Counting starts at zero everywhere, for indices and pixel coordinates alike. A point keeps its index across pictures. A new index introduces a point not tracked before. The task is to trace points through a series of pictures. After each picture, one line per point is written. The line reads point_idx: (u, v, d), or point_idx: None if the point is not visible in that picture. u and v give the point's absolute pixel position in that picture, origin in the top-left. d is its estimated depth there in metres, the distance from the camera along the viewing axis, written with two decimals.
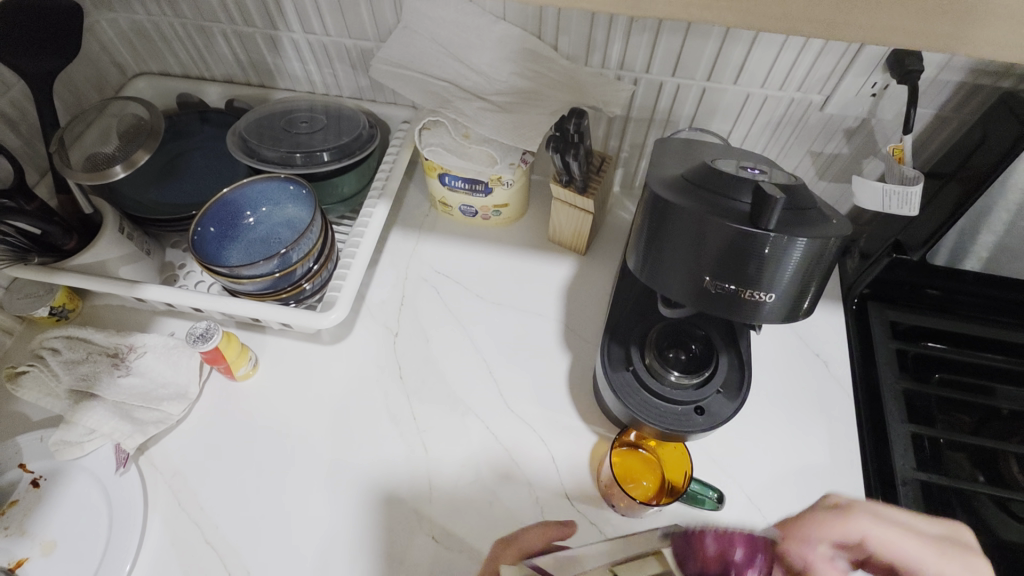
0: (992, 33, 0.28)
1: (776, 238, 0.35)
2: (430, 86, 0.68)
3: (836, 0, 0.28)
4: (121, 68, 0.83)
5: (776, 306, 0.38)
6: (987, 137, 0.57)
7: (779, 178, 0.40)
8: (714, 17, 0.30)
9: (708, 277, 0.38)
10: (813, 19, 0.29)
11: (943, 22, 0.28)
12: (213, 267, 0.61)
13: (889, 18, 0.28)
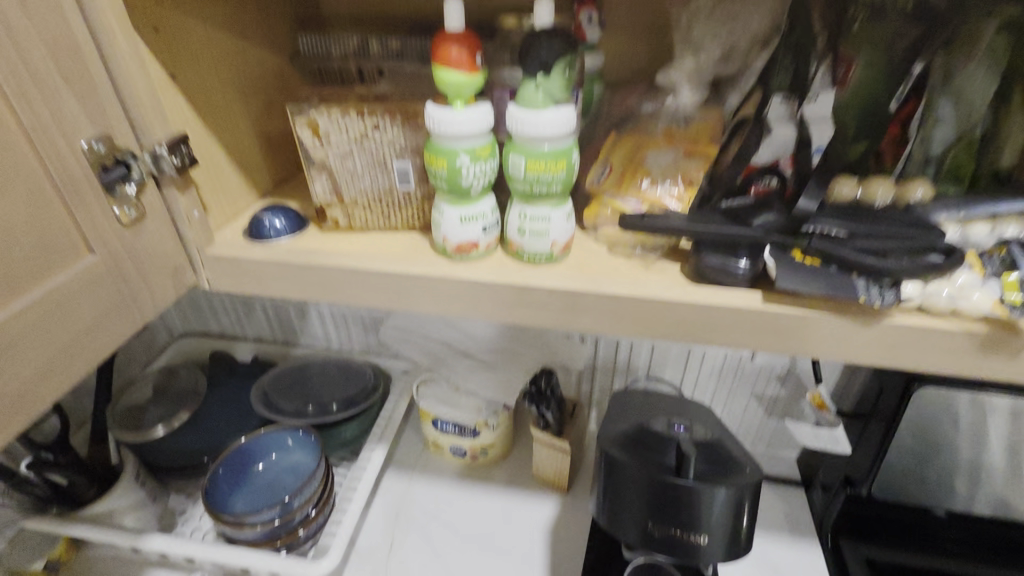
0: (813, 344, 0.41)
1: (698, 488, 0.43)
2: (429, 346, 0.83)
3: (701, 325, 0.41)
4: (170, 331, 1.01)
5: (715, 548, 0.44)
6: (884, 387, 0.67)
7: (701, 434, 0.50)
8: (625, 332, 0.43)
9: (653, 524, 0.44)
10: (692, 333, 0.42)
11: (779, 337, 0.41)
12: (220, 516, 0.67)
13: (741, 335, 0.41)
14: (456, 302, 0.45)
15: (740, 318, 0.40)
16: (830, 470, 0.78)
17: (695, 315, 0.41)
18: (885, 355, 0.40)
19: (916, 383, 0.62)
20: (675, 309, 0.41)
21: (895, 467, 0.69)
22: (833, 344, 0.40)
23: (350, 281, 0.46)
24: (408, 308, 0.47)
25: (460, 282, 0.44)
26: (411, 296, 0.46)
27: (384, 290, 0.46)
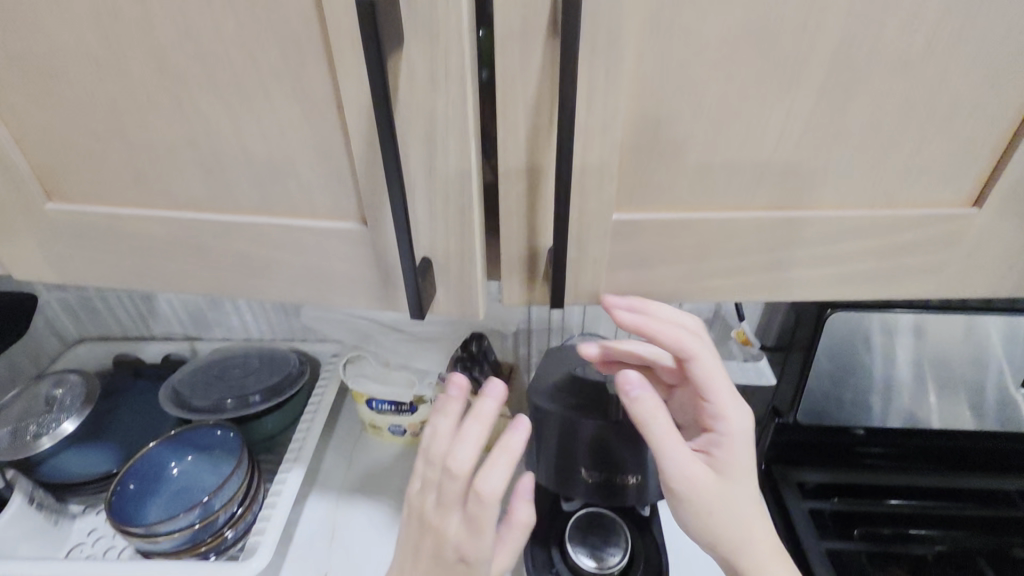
0: (717, 277, 0.40)
1: (625, 427, 0.51)
2: (353, 324, 0.75)
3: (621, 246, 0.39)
4: (61, 336, 0.90)
5: (643, 483, 0.53)
6: (801, 317, 0.69)
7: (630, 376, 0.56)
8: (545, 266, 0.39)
9: (587, 469, 0.53)
10: (597, 278, 0.40)
11: (683, 274, 0.40)
12: (127, 528, 0.60)
13: (663, 255, 0.39)
14: (354, 268, 0.41)
15: (646, 252, 0.39)
16: (759, 402, 0.81)
17: (600, 258, 0.39)
18: (786, 278, 0.41)
19: (830, 309, 0.65)
20: (580, 254, 0.39)
21: (820, 395, 0.71)
22: (735, 272, 0.40)
23: (234, 253, 0.42)
24: (300, 280, 0.43)
25: (358, 251, 0.40)
26: (304, 267, 0.42)
27: (276, 263, 0.42)
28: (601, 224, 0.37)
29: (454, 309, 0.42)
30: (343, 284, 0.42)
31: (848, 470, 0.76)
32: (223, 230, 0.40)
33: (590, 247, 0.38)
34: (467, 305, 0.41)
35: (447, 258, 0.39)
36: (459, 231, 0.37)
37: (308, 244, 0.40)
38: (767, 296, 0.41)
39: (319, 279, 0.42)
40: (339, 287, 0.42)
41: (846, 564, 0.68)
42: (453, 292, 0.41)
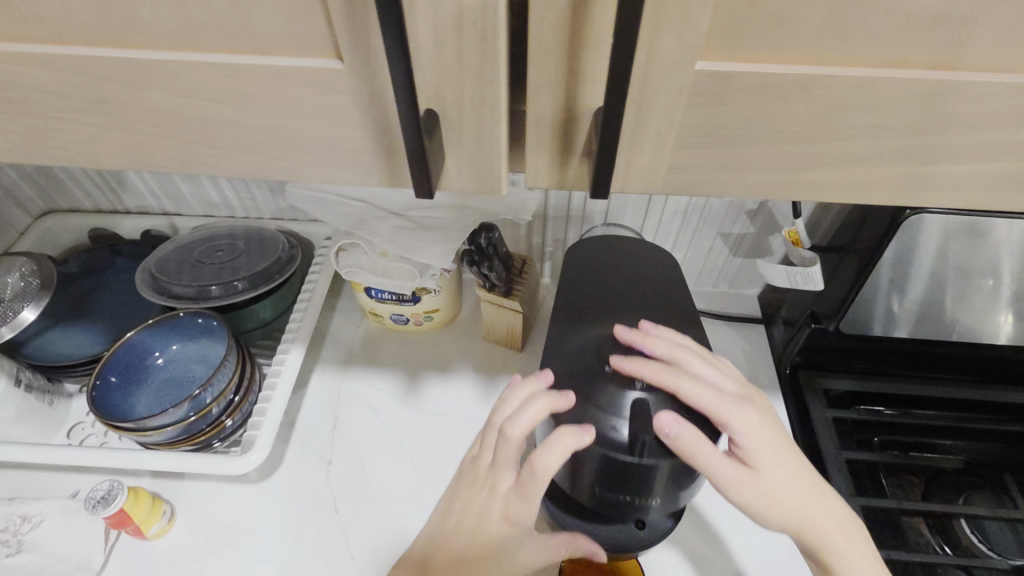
0: (850, 171, 0.26)
1: (651, 471, 0.40)
2: (346, 207, 0.66)
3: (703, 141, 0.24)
4: (25, 209, 0.80)
5: (664, 499, 0.44)
6: (867, 216, 0.59)
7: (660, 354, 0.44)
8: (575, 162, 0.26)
9: (598, 487, 0.43)
10: (658, 163, 0.26)
11: (786, 165, 0.26)
12: (116, 422, 0.57)
13: (762, 156, 0.25)
14: (306, 137, 0.28)
15: (743, 118, 0.24)
16: (795, 304, 0.74)
17: (666, 129, 0.24)
18: (950, 177, 0.26)
19: (908, 211, 0.55)
20: (643, 117, 0.24)
21: (868, 300, 0.64)
22: (871, 166, 0.26)
23: (133, 115, 0.28)
24: (241, 153, 0.30)
25: (311, 111, 0.27)
26: (233, 131, 0.28)
27: (194, 120, 0.28)
28: (677, 78, 0.23)
29: (468, 185, 0.29)
30: (294, 163, 0.30)
31: (879, 379, 0.71)
32: (95, 75, 0.27)
33: (654, 109, 0.24)
34: (483, 179, 0.28)
35: (445, 121, 0.26)
36: (467, 68, 0.24)
37: (230, 95, 0.27)
38: (911, 201, 0.27)
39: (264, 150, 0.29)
40: (288, 166, 0.30)
41: (863, 472, 0.66)
42: (464, 160, 0.28)
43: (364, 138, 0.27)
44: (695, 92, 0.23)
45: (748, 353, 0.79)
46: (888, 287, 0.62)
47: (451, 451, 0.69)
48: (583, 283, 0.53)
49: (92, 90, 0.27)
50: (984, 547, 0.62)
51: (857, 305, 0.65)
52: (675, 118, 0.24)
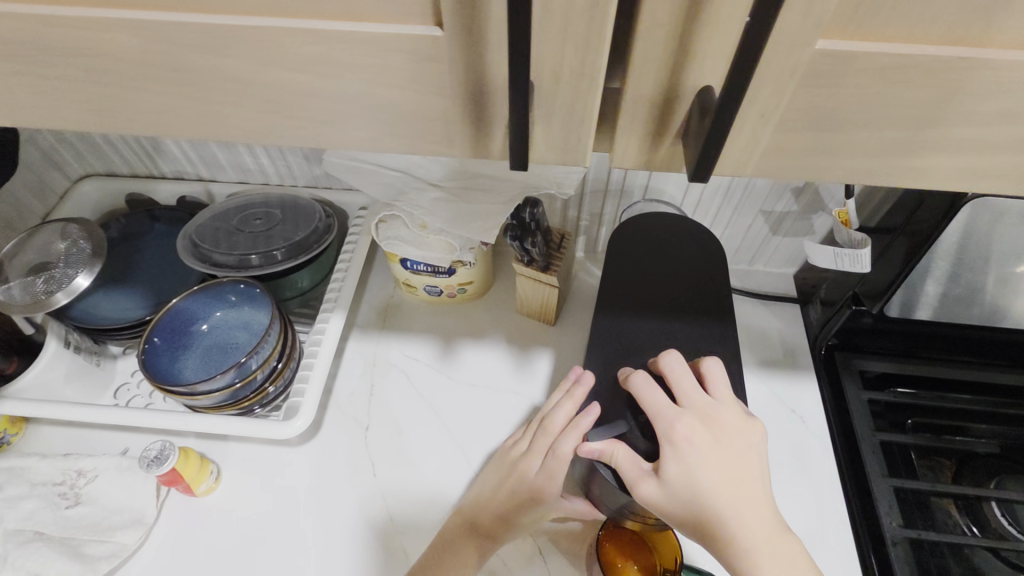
0: (969, 159, 0.24)
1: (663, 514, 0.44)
2: (385, 177, 0.66)
3: (807, 121, 0.23)
4: (65, 173, 0.80)
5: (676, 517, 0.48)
6: (926, 195, 0.57)
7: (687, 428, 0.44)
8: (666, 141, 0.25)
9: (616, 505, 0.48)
10: (755, 146, 0.24)
11: (895, 152, 0.24)
12: (166, 386, 0.58)
13: (874, 141, 0.24)
14: (379, 106, 0.25)
15: (856, 102, 0.22)
16: (835, 284, 0.72)
17: (771, 112, 0.23)
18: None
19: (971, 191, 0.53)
20: (749, 98, 0.23)
21: (914, 283, 0.63)
22: (996, 154, 0.24)
23: (190, 82, 0.25)
24: (307, 124, 0.27)
25: (396, 80, 0.24)
26: (296, 100, 0.25)
27: (257, 88, 0.25)
28: (792, 59, 0.21)
29: (553, 159, 0.26)
30: (362, 134, 0.27)
31: (914, 362, 0.71)
32: (150, 38, 0.24)
33: (761, 92, 0.22)
34: (571, 151, 0.26)
35: (539, 92, 0.23)
36: (570, 37, 0.21)
37: (296, 59, 0.24)
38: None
39: (332, 119, 0.26)
40: (354, 141, 0.27)
41: (895, 453, 0.67)
42: (555, 132, 0.25)
43: (444, 110, 0.25)
44: (808, 74, 0.22)
45: (783, 332, 0.78)
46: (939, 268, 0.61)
47: (485, 421, 0.71)
48: (619, 272, 0.54)
49: (145, 54, 0.24)
50: (1013, 531, 0.63)
51: (904, 287, 0.63)
52: (781, 100, 0.23)
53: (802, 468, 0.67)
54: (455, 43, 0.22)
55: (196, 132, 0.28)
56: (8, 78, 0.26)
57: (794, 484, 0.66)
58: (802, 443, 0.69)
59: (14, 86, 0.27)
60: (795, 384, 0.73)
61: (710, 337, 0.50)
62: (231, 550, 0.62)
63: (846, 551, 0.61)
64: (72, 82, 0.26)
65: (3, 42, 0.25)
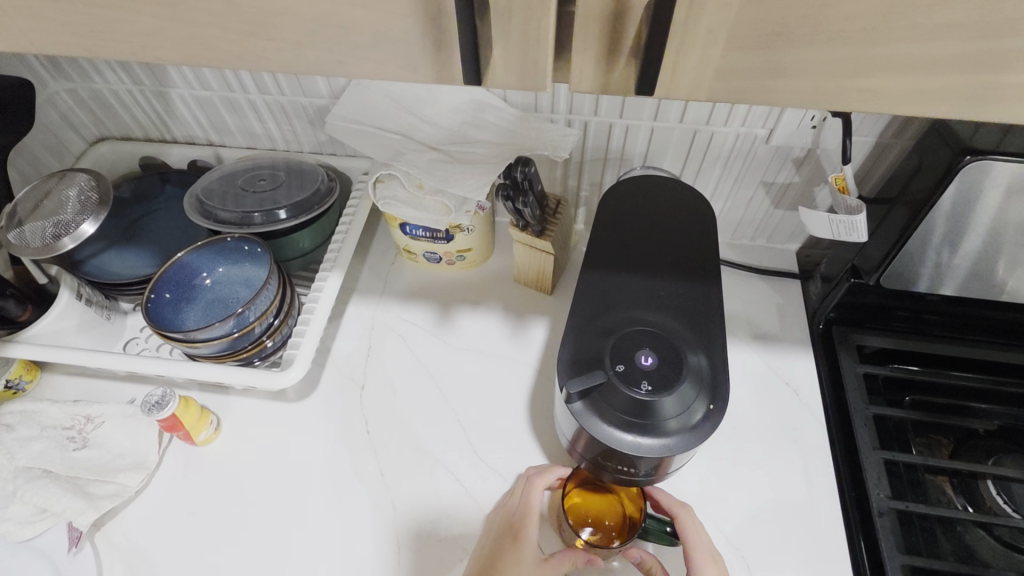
0: (920, 78, 0.25)
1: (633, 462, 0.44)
2: (384, 139, 0.67)
3: (757, 36, 0.24)
4: (82, 134, 0.83)
5: (652, 470, 0.48)
6: (923, 163, 0.57)
7: (660, 380, 0.44)
8: (621, 59, 0.25)
9: (591, 454, 0.48)
10: (707, 65, 0.25)
11: (846, 69, 0.25)
12: (168, 333, 0.61)
13: (821, 60, 0.24)
14: (347, 25, 0.26)
15: (802, 14, 0.23)
16: (835, 260, 0.72)
17: (719, 27, 0.24)
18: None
19: (968, 156, 0.52)
20: (696, 12, 0.23)
21: (913, 255, 0.61)
22: (944, 70, 0.24)
23: (168, 2, 0.27)
24: (280, 47, 0.28)
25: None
26: (268, 20, 0.26)
27: (229, 8, 0.26)
28: None
29: (514, 82, 0.27)
30: (330, 56, 0.27)
31: (912, 339, 0.70)
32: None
33: (708, 3, 0.23)
34: (532, 74, 0.27)
35: (496, 5, 0.24)
36: None
37: None
38: (979, 117, 0.26)
39: (301, 40, 0.27)
40: (324, 65, 0.28)
41: (890, 429, 0.65)
42: (513, 52, 0.26)
43: (408, 30, 0.26)
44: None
45: (782, 308, 0.77)
46: (938, 240, 0.60)
47: (479, 385, 0.72)
48: (607, 231, 0.54)
49: None
50: (1009, 509, 0.61)
51: (903, 259, 0.62)
52: (728, 13, 0.23)
53: (793, 439, 0.67)
54: None
55: (176, 55, 0.29)
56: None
57: (782, 454, 0.66)
58: (794, 416, 0.69)
59: (7, 9, 0.28)
60: (790, 358, 0.73)
61: (695, 297, 0.49)
62: (226, 497, 0.65)
63: (832, 521, 0.61)
64: (61, 4, 0.28)
65: None
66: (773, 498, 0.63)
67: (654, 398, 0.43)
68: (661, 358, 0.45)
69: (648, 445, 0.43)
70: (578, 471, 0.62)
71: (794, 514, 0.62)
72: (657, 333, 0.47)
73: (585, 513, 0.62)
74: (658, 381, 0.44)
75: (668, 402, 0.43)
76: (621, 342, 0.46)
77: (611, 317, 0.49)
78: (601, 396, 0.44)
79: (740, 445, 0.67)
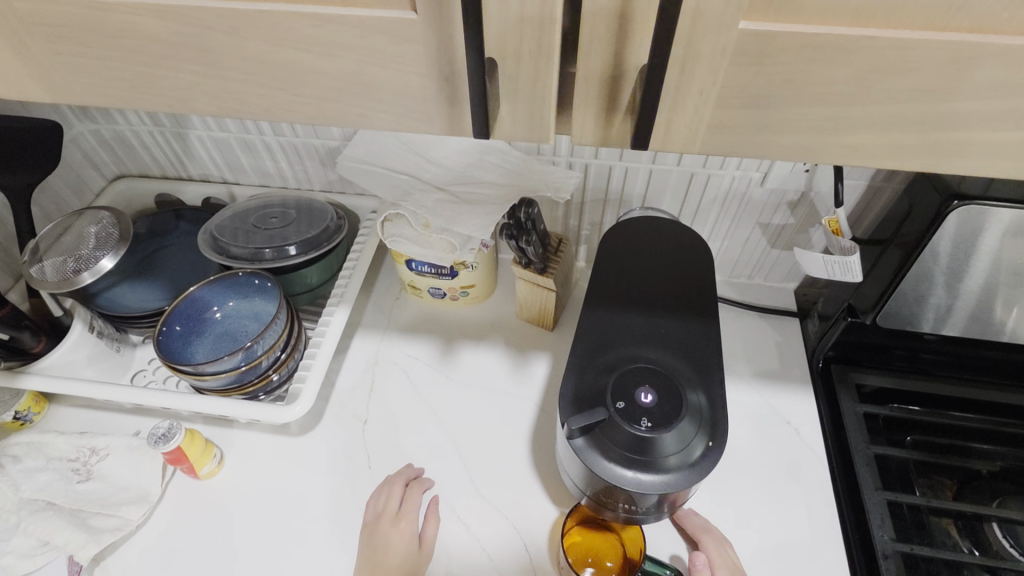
0: (895, 134, 0.27)
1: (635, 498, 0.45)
2: (393, 179, 0.70)
3: (742, 97, 0.26)
4: (101, 172, 0.86)
5: (653, 508, 0.48)
6: (914, 208, 0.59)
7: (660, 417, 0.45)
8: (617, 118, 0.28)
9: (593, 492, 0.49)
10: (698, 121, 0.27)
11: (826, 127, 0.27)
12: (178, 365, 0.62)
13: (801, 120, 0.27)
14: (368, 83, 0.29)
15: (782, 78, 0.25)
16: (832, 298, 0.73)
17: (708, 89, 0.26)
18: (1000, 145, 0.26)
19: (955, 201, 0.54)
20: (687, 75, 0.26)
21: (907, 294, 0.63)
22: (917, 130, 0.26)
23: (206, 61, 0.29)
24: (306, 102, 0.30)
25: (380, 58, 0.27)
26: (296, 78, 0.29)
27: (261, 67, 0.29)
28: (719, 39, 0.24)
29: (521, 134, 0.30)
30: (352, 110, 0.30)
31: (910, 378, 0.70)
32: (172, 21, 0.28)
33: (698, 68, 0.25)
34: (536, 127, 0.29)
35: (503, 68, 0.27)
36: (526, 17, 0.24)
37: (295, 39, 0.27)
38: (952, 170, 0.28)
39: (325, 95, 0.30)
40: (346, 117, 0.30)
41: (892, 469, 0.65)
42: (520, 108, 0.28)
43: (424, 88, 0.28)
44: (739, 52, 0.25)
45: (781, 345, 0.78)
46: (929, 281, 0.61)
47: (481, 421, 0.72)
48: (606, 270, 0.56)
49: (170, 36, 0.28)
50: (1015, 553, 0.60)
51: (898, 300, 0.64)
52: (716, 77, 0.25)
53: (796, 478, 0.67)
54: (431, 26, 0.26)
55: (209, 107, 0.32)
56: (53, 57, 0.31)
57: (784, 494, 0.66)
58: (796, 455, 0.69)
59: (58, 65, 0.31)
60: (791, 395, 0.73)
61: (693, 335, 0.51)
62: (226, 533, 0.64)
63: (838, 565, 0.61)
64: (105, 61, 0.30)
65: (52, 25, 0.29)
66: (775, 538, 0.63)
67: (653, 434, 0.44)
68: (661, 395, 0.46)
69: (647, 481, 0.43)
70: (579, 506, 0.62)
71: (797, 555, 0.61)
72: (657, 371, 0.48)
73: (585, 556, 0.61)
74: (659, 419, 0.45)
75: (668, 439, 0.44)
76: (622, 380, 0.47)
77: (612, 355, 0.50)
78: (602, 432, 0.45)
79: (742, 484, 0.67)
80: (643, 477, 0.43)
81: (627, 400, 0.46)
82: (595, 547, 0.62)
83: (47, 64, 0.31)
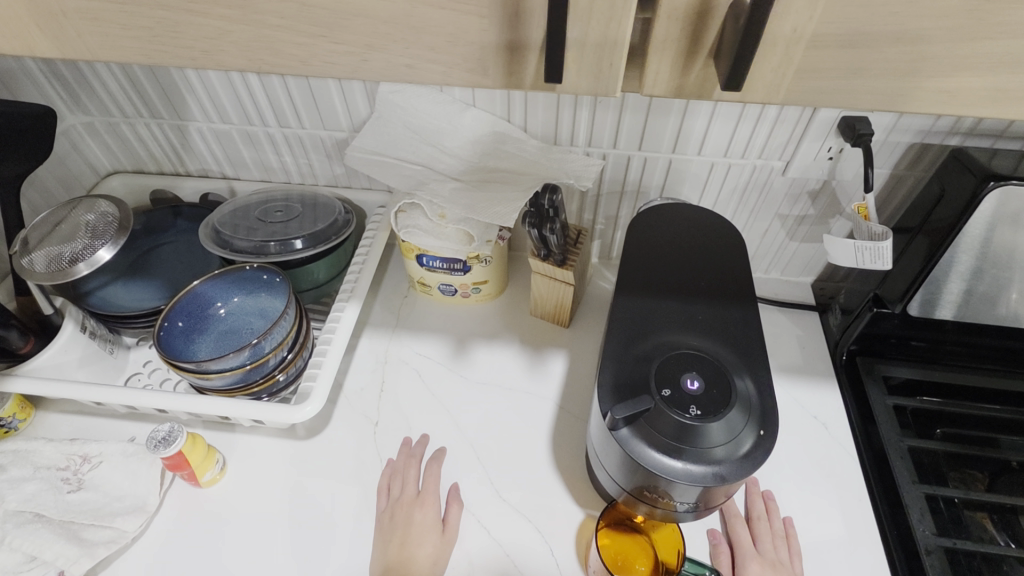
0: (969, 77, 0.27)
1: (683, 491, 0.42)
2: (405, 170, 0.67)
3: (824, 40, 0.26)
4: (93, 168, 0.82)
5: (696, 505, 0.46)
6: (946, 192, 0.58)
7: (709, 405, 0.42)
8: (694, 66, 0.28)
9: (634, 488, 0.46)
10: (784, 65, 0.27)
11: (898, 69, 0.27)
12: (178, 363, 0.58)
13: (875, 62, 0.27)
14: (424, 28, 0.28)
15: (866, 16, 0.25)
16: (854, 292, 0.72)
17: (800, 28, 0.26)
18: None
19: (991, 182, 0.53)
20: (778, 12, 0.25)
21: (938, 283, 0.61)
22: (989, 74, 0.27)
23: (242, 5, 0.28)
24: (347, 51, 0.29)
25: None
26: (339, 22, 0.28)
27: (302, 11, 0.28)
28: None
29: (586, 86, 0.29)
30: (403, 61, 0.29)
31: (934, 369, 0.69)
32: None
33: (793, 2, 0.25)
34: (604, 79, 0.28)
35: (575, 7, 0.26)
36: None
37: None
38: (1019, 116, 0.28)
39: (394, 48, 0.29)
40: (392, 68, 0.30)
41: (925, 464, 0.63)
42: (586, 56, 0.28)
43: (485, 34, 0.28)
44: None
45: (802, 340, 0.77)
46: (959, 269, 0.60)
47: (499, 421, 0.69)
48: (636, 256, 0.54)
49: None
50: None
51: (926, 289, 0.62)
52: (813, 11, 0.25)
53: (828, 474, 0.65)
54: None
55: (241, 59, 0.31)
56: (67, 3, 0.29)
57: (817, 492, 0.63)
58: (826, 451, 0.67)
59: (71, 12, 0.30)
60: (815, 389, 0.72)
61: (733, 321, 0.49)
62: (228, 546, 0.60)
63: (879, 565, 0.58)
64: (131, 7, 0.29)
65: None
66: (810, 537, 0.60)
67: (703, 422, 0.41)
68: (708, 383, 0.44)
69: (700, 472, 0.41)
70: (612, 508, 0.59)
71: (835, 556, 0.59)
72: (701, 359, 0.46)
73: (619, 558, 0.58)
74: (710, 408, 0.42)
75: (718, 428, 0.42)
76: (665, 369, 0.45)
77: (650, 343, 0.47)
78: (647, 422, 0.42)
79: (772, 484, 0.64)
80: (693, 471, 0.41)
81: (674, 389, 0.43)
82: (627, 551, 0.59)
83: (59, 10, 0.30)
